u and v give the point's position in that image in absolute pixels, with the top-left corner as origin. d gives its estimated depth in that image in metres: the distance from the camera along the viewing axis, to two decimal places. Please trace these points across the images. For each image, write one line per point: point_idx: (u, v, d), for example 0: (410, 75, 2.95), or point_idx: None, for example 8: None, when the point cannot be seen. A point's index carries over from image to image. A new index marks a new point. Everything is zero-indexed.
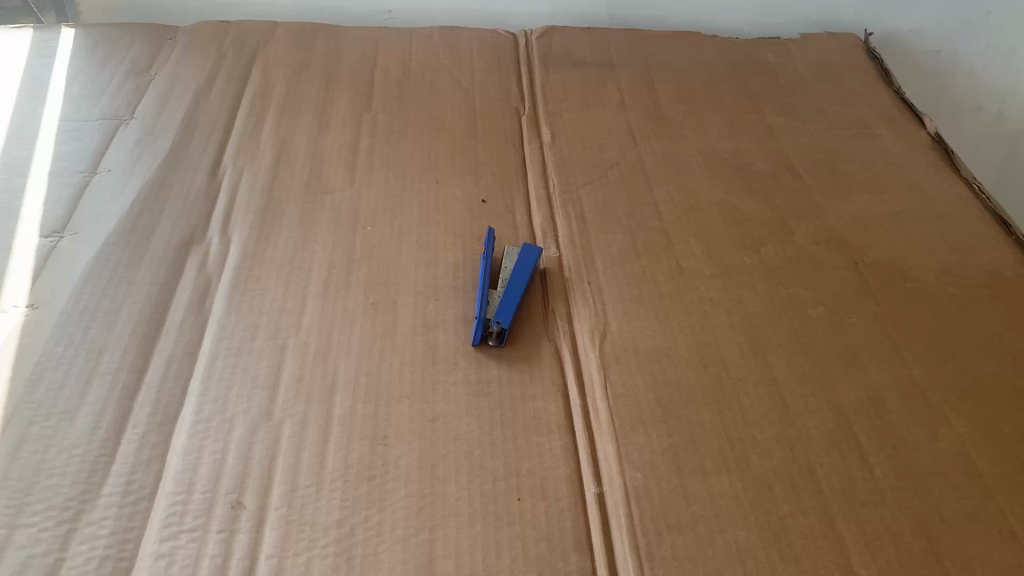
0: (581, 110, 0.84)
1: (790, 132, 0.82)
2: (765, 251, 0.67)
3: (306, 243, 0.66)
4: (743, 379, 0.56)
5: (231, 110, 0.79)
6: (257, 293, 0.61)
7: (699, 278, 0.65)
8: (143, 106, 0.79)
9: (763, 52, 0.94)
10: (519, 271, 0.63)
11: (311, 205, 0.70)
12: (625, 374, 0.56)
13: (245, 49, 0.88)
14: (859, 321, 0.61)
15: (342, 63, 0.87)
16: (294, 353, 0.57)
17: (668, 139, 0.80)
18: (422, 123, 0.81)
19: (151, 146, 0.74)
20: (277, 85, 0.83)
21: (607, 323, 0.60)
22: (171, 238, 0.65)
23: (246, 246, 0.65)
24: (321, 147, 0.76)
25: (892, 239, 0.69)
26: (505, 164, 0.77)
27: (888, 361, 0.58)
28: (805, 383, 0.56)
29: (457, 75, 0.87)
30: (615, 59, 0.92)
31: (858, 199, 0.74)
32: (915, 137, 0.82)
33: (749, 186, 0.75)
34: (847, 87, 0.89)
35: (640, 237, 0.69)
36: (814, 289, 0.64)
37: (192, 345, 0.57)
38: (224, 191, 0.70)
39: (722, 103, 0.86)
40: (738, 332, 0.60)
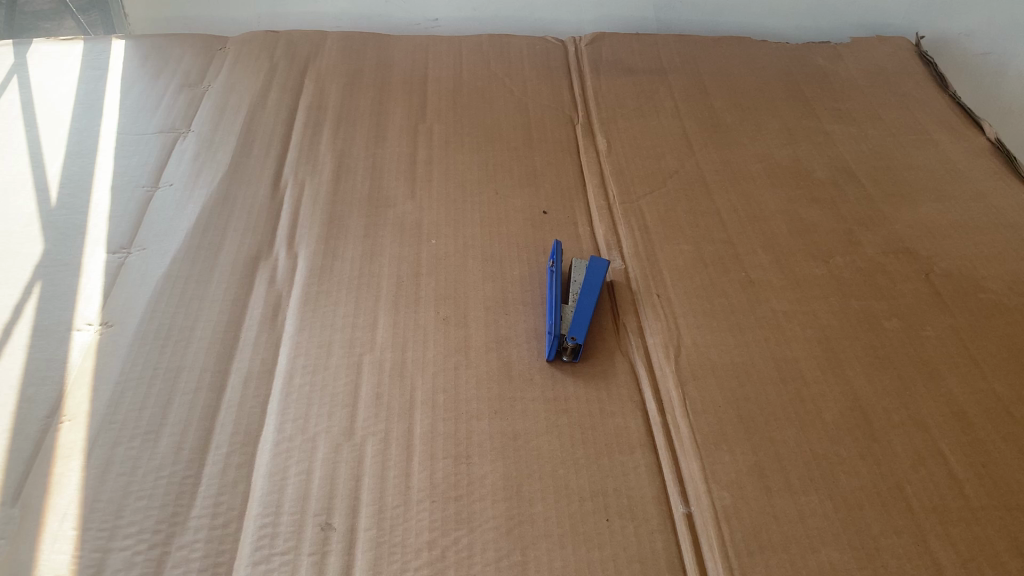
0: (636, 118, 0.83)
1: (848, 139, 0.81)
2: (834, 261, 0.67)
3: (373, 256, 0.66)
4: (823, 394, 0.56)
5: (288, 122, 0.79)
6: (328, 309, 0.61)
7: (770, 290, 0.64)
8: (199, 119, 0.79)
9: (814, 57, 0.93)
10: (588, 289, 0.62)
11: (375, 218, 0.70)
12: (704, 390, 0.56)
13: (297, 59, 0.88)
14: (935, 334, 0.60)
15: (394, 73, 0.87)
16: (370, 369, 0.57)
17: (725, 148, 0.80)
18: (478, 132, 0.80)
19: (210, 159, 0.74)
20: (331, 96, 0.83)
21: (681, 337, 0.60)
22: (237, 254, 0.65)
23: (314, 260, 0.65)
24: (379, 159, 0.76)
25: (961, 248, 0.68)
26: (563, 173, 0.77)
27: (968, 374, 0.57)
28: (885, 398, 0.56)
29: (510, 84, 0.87)
30: (666, 65, 0.91)
31: (923, 207, 0.73)
32: (975, 142, 0.81)
33: (812, 194, 0.74)
34: (902, 92, 0.88)
35: (707, 248, 0.68)
36: (887, 301, 0.63)
37: (268, 363, 0.57)
38: (287, 205, 0.70)
39: (777, 110, 0.85)
40: (815, 346, 0.59)
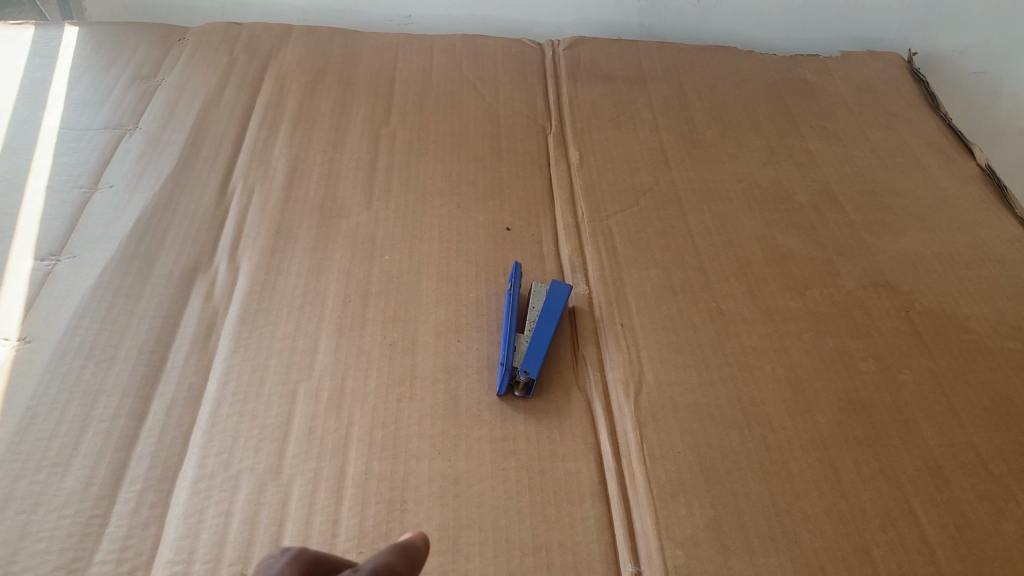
0: (611, 129, 0.79)
1: (832, 160, 0.78)
2: (810, 294, 0.63)
3: (319, 272, 0.62)
4: (790, 442, 0.52)
5: (242, 121, 0.75)
6: (266, 330, 0.57)
7: (740, 324, 0.60)
8: (149, 114, 0.75)
9: (802, 70, 0.90)
10: (547, 316, 0.59)
11: (326, 229, 0.65)
12: (663, 434, 0.52)
13: (258, 54, 0.83)
14: (912, 379, 0.57)
15: (359, 72, 0.83)
16: (305, 400, 0.53)
17: (703, 165, 0.76)
18: (443, 139, 0.76)
19: (155, 159, 0.70)
20: (290, 95, 0.78)
21: (643, 373, 0.56)
22: (174, 265, 0.61)
23: (256, 274, 0.61)
24: (336, 165, 0.71)
25: (945, 283, 0.65)
26: (531, 187, 0.72)
27: (946, 424, 0.54)
28: (856, 449, 0.52)
29: (481, 88, 0.83)
30: (647, 73, 0.87)
31: (906, 237, 0.69)
32: (964, 168, 0.77)
33: (791, 219, 0.70)
34: (891, 111, 0.84)
35: (677, 274, 0.64)
36: (864, 340, 0.60)
37: (195, 390, 0.53)
38: (232, 214, 0.66)
39: (759, 126, 0.81)
40: (784, 387, 0.56)
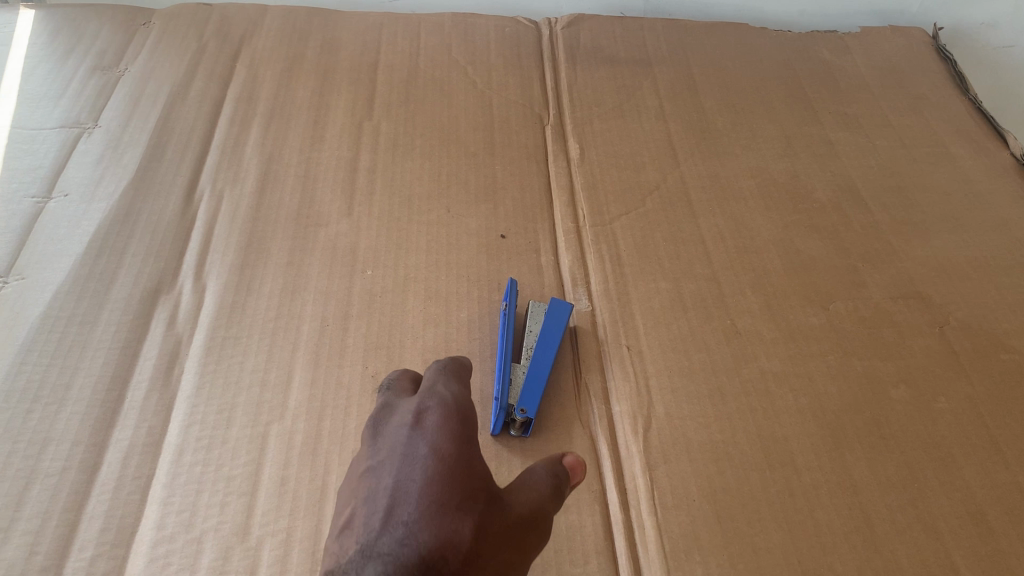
0: (614, 119, 0.73)
1: (853, 151, 0.71)
2: (834, 308, 0.58)
3: (294, 292, 0.56)
4: (816, 486, 0.47)
5: (211, 117, 0.69)
6: (235, 361, 0.51)
7: (758, 345, 0.55)
8: (109, 110, 0.68)
9: (819, 49, 0.83)
10: (545, 343, 0.53)
11: (302, 240, 0.60)
12: (675, 478, 0.47)
13: (229, 38, 0.77)
14: (949, 407, 0.51)
15: (340, 58, 0.76)
16: (278, 445, 0.47)
17: (714, 158, 0.70)
18: (431, 133, 0.70)
19: (116, 163, 0.63)
20: (264, 86, 0.72)
21: (652, 405, 0.51)
22: (134, 286, 0.55)
23: (225, 296, 0.55)
24: (314, 167, 0.65)
25: (981, 293, 0.59)
26: (527, 187, 0.66)
27: (988, 462, 0.49)
28: (890, 492, 0.47)
29: (472, 73, 0.76)
30: (651, 55, 0.80)
31: (937, 239, 0.63)
32: (997, 157, 0.71)
33: (811, 221, 0.65)
34: (915, 93, 0.78)
35: (687, 287, 0.59)
36: (894, 362, 0.54)
37: (155, 435, 0.48)
38: (199, 224, 0.60)
39: (774, 113, 0.75)
40: (808, 420, 0.51)
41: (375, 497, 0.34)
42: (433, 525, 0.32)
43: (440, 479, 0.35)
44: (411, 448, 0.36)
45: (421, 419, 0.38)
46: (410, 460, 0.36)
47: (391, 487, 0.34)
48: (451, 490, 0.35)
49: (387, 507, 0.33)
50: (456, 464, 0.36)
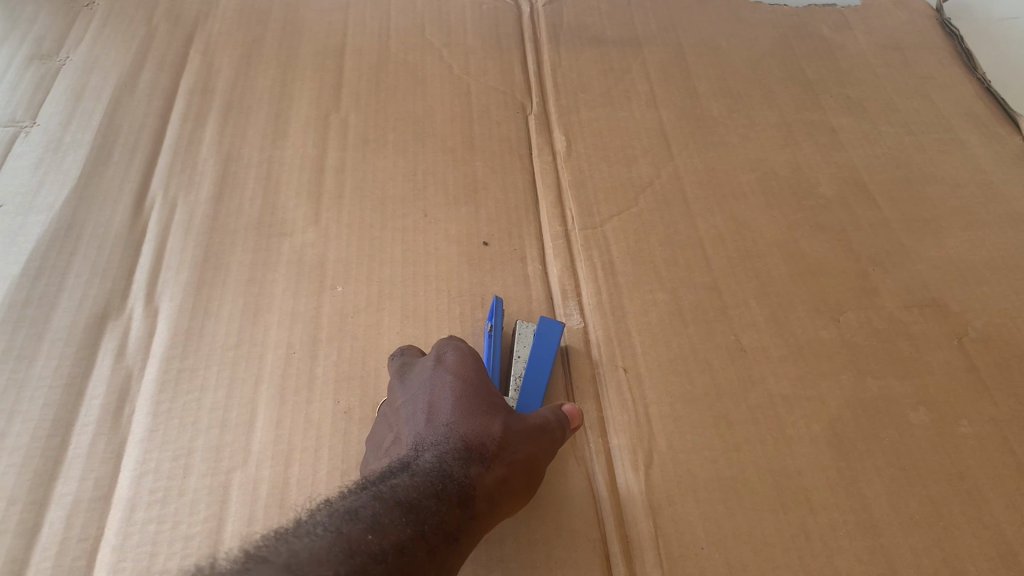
0: (603, 107, 0.68)
1: (858, 140, 0.67)
2: (844, 320, 0.53)
3: (257, 314, 0.51)
4: (834, 527, 0.43)
5: (163, 113, 0.63)
6: (192, 399, 0.46)
7: (765, 364, 0.51)
8: (49, 106, 0.62)
9: (817, 25, 0.78)
10: (535, 373, 0.49)
11: (264, 253, 0.54)
12: (682, 522, 0.43)
13: (182, 20, 0.70)
14: (972, 432, 0.48)
15: (304, 42, 0.70)
16: (241, 497, 0.43)
17: (711, 149, 0.65)
18: (405, 126, 0.64)
19: (57, 168, 0.57)
20: (221, 75, 0.66)
21: (653, 438, 0.47)
22: (78, 311, 0.50)
23: (180, 321, 0.50)
24: (277, 168, 0.60)
25: (1000, 300, 0.55)
26: (510, 185, 0.61)
27: (1016, 495, 0.45)
28: (913, 532, 0.43)
29: (448, 57, 0.70)
30: (640, 34, 0.75)
31: (951, 238, 0.59)
32: (1010, 144, 0.67)
33: (817, 219, 0.60)
34: (921, 73, 0.73)
35: (687, 298, 0.54)
36: (912, 381, 0.50)
37: (103, 488, 0.43)
38: (150, 238, 0.54)
39: (773, 97, 0.70)
40: (822, 449, 0.47)
41: (414, 415, 0.43)
42: (466, 426, 0.41)
43: (468, 394, 0.43)
44: (434, 380, 0.44)
45: (440, 359, 0.45)
46: (438, 384, 0.44)
47: (427, 407, 0.43)
48: (476, 402, 0.43)
49: (425, 416, 0.43)
50: (477, 385, 0.44)
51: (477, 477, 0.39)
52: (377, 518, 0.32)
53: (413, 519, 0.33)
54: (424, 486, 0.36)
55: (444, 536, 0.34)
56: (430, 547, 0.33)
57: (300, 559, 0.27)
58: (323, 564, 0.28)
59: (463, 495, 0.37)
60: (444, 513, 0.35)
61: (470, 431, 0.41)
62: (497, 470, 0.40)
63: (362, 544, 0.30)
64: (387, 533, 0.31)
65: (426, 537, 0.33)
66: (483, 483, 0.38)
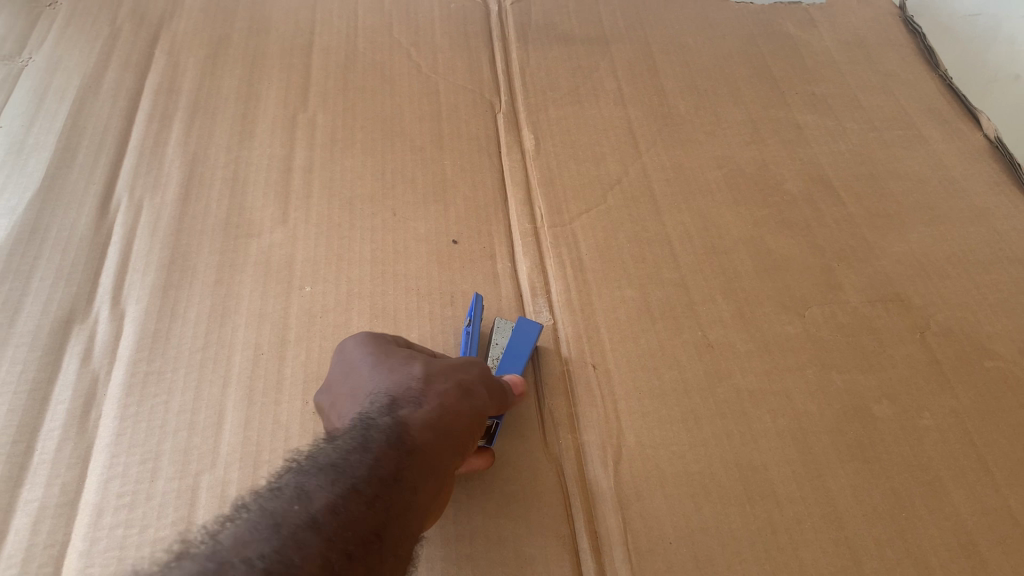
0: (571, 104, 0.68)
1: (824, 136, 0.68)
2: (809, 315, 0.54)
3: (225, 315, 0.51)
4: (800, 521, 0.44)
5: (128, 114, 0.62)
6: (160, 401, 0.46)
7: (732, 359, 0.51)
8: (12, 108, 0.61)
9: (782, 23, 0.79)
10: (512, 360, 0.50)
11: (233, 254, 0.54)
12: (650, 517, 0.44)
13: (147, 20, 0.69)
14: (934, 425, 0.49)
15: (271, 40, 0.70)
16: (210, 500, 0.43)
17: (678, 147, 0.65)
18: (373, 125, 0.64)
19: (20, 171, 0.57)
20: (186, 75, 0.66)
21: (622, 434, 0.47)
22: (42, 317, 0.49)
23: (146, 324, 0.50)
24: (245, 169, 0.60)
25: (961, 293, 0.56)
26: (480, 183, 0.61)
27: (977, 486, 0.46)
28: (877, 524, 0.44)
29: (416, 56, 0.70)
30: (607, 31, 0.75)
31: (914, 233, 0.60)
32: (971, 139, 0.68)
33: (782, 216, 0.61)
34: (885, 70, 0.74)
35: (655, 294, 0.55)
36: (876, 375, 0.51)
37: (69, 494, 0.42)
38: (116, 242, 0.54)
39: (740, 94, 0.71)
40: (789, 443, 0.47)
41: (345, 406, 0.41)
42: (389, 383, 0.40)
43: (380, 364, 0.43)
44: (347, 368, 0.44)
45: (344, 349, 0.45)
46: (351, 368, 0.43)
47: (351, 393, 0.41)
48: (389, 363, 0.42)
49: (353, 399, 0.41)
50: (383, 350, 0.44)
51: (409, 421, 0.36)
52: (301, 487, 0.29)
53: (342, 474, 0.30)
54: (353, 441, 0.33)
55: (384, 483, 0.31)
56: (368, 499, 0.30)
57: (221, 546, 0.25)
58: (245, 537, 0.25)
59: (399, 440, 0.34)
60: (380, 461, 0.32)
61: (392, 385, 0.40)
62: (429, 414, 0.37)
63: (291, 504, 0.28)
64: (313, 496, 0.28)
65: (360, 489, 0.30)
66: (418, 428, 0.36)
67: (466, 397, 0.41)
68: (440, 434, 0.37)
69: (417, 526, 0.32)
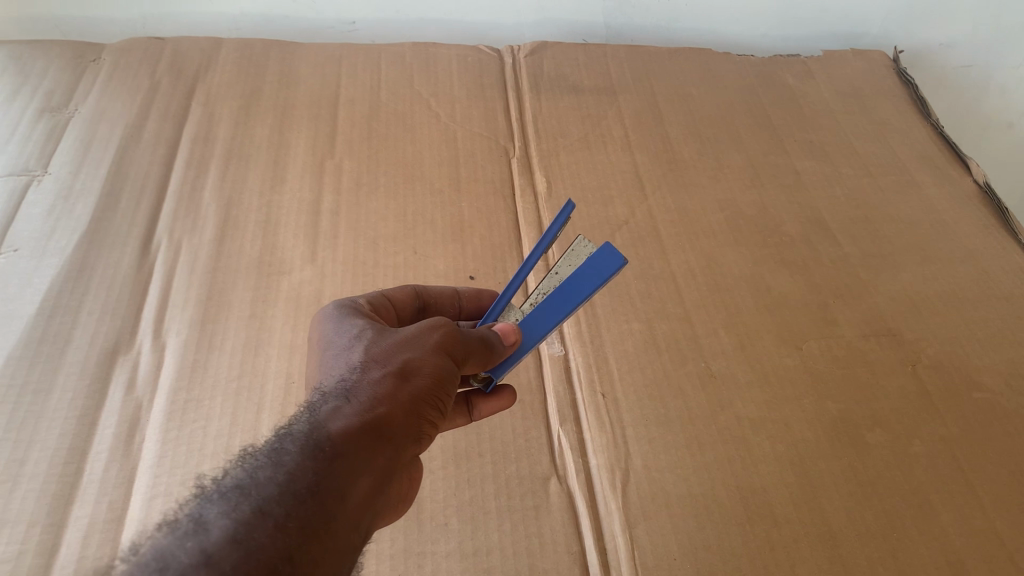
0: (580, 151, 0.72)
1: (821, 181, 0.71)
2: (807, 348, 0.57)
3: (258, 347, 0.54)
4: (797, 539, 0.47)
5: (167, 161, 0.67)
6: (198, 425, 0.50)
7: (733, 389, 0.54)
8: (59, 157, 0.66)
9: (781, 74, 0.83)
10: (566, 295, 0.44)
11: (265, 290, 0.58)
12: (655, 535, 0.47)
13: (184, 74, 0.74)
14: (924, 451, 0.51)
15: (300, 92, 0.74)
16: None
17: (682, 190, 0.69)
18: (395, 170, 0.68)
19: (68, 215, 0.61)
20: (221, 125, 0.70)
21: (629, 458, 0.50)
22: (90, 348, 0.53)
23: (185, 354, 0.53)
24: (275, 211, 0.64)
25: (951, 329, 0.59)
26: (495, 224, 0.65)
27: (964, 508, 0.49)
28: (870, 543, 0.47)
29: (435, 106, 0.75)
30: (615, 82, 0.80)
31: (906, 272, 0.63)
32: (960, 185, 0.72)
33: (781, 255, 0.64)
34: (880, 118, 0.78)
35: (660, 328, 0.58)
36: (869, 404, 0.54)
37: (116, 510, 0.46)
38: (156, 279, 0.58)
39: (740, 141, 0.75)
40: (787, 468, 0.50)
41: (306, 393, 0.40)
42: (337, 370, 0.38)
43: (333, 350, 0.41)
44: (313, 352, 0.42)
45: (314, 329, 0.44)
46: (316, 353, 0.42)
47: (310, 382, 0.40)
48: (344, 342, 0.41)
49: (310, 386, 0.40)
50: (342, 326, 0.42)
51: (338, 414, 0.34)
52: (198, 515, 0.27)
53: (249, 497, 0.28)
54: (266, 456, 0.31)
55: (297, 499, 0.29)
56: (278, 518, 0.28)
57: None
58: None
59: (322, 438, 0.32)
60: (293, 474, 0.30)
61: (338, 373, 0.38)
62: (363, 406, 0.35)
63: (179, 534, 0.26)
64: (209, 525, 0.26)
65: (266, 510, 0.28)
66: (348, 422, 0.34)
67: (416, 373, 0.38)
68: (377, 428, 0.35)
69: (347, 534, 0.31)
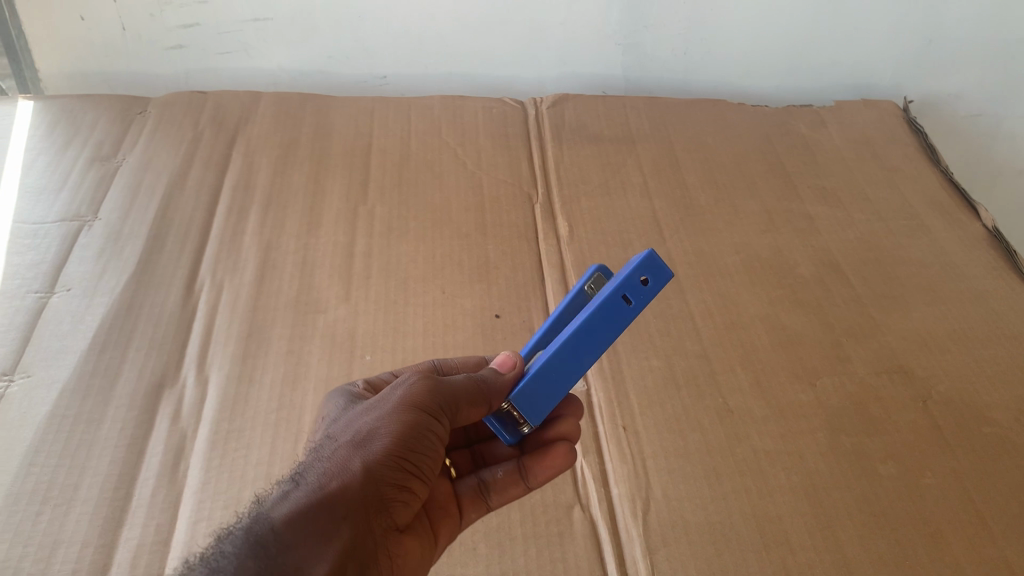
0: (601, 197, 0.75)
1: (833, 225, 0.74)
2: (821, 384, 0.59)
3: (295, 381, 0.57)
4: (812, 566, 0.48)
5: (209, 208, 0.70)
6: (239, 454, 0.53)
7: (750, 423, 0.57)
8: (109, 204, 0.70)
9: (794, 124, 0.86)
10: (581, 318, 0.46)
11: (302, 328, 0.61)
12: (676, 560, 0.48)
13: (225, 126, 0.79)
14: (936, 483, 0.53)
15: (334, 143, 0.78)
16: None
17: (699, 234, 0.72)
18: (424, 216, 0.72)
19: (117, 258, 0.65)
20: (259, 174, 0.74)
21: (649, 487, 0.52)
22: (138, 382, 0.56)
23: (227, 388, 0.56)
24: (311, 253, 0.67)
25: (961, 366, 0.61)
26: (520, 265, 0.68)
27: (976, 538, 0.50)
28: (884, 569, 0.48)
29: (462, 155, 0.79)
30: (634, 132, 0.83)
31: (917, 313, 0.66)
32: (970, 229, 0.74)
33: (795, 296, 0.67)
34: (891, 165, 0.81)
35: (679, 365, 0.60)
36: (881, 438, 0.56)
37: (163, 532, 0.48)
38: (200, 317, 0.61)
39: (755, 187, 0.78)
40: (802, 498, 0.52)
41: None
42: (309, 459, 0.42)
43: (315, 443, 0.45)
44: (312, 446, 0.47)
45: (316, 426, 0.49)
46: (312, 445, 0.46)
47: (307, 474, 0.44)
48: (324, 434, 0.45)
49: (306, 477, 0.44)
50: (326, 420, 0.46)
51: (282, 502, 0.37)
52: None
53: None
54: (209, 564, 0.34)
55: None
56: None
57: None
58: None
59: (262, 532, 0.35)
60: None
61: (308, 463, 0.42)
62: (316, 488, 0.39)
63: None
64: None
65: None
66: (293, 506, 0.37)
67: (370, 442, 0.41)
68: (328, 504, 0.38)
69: None
